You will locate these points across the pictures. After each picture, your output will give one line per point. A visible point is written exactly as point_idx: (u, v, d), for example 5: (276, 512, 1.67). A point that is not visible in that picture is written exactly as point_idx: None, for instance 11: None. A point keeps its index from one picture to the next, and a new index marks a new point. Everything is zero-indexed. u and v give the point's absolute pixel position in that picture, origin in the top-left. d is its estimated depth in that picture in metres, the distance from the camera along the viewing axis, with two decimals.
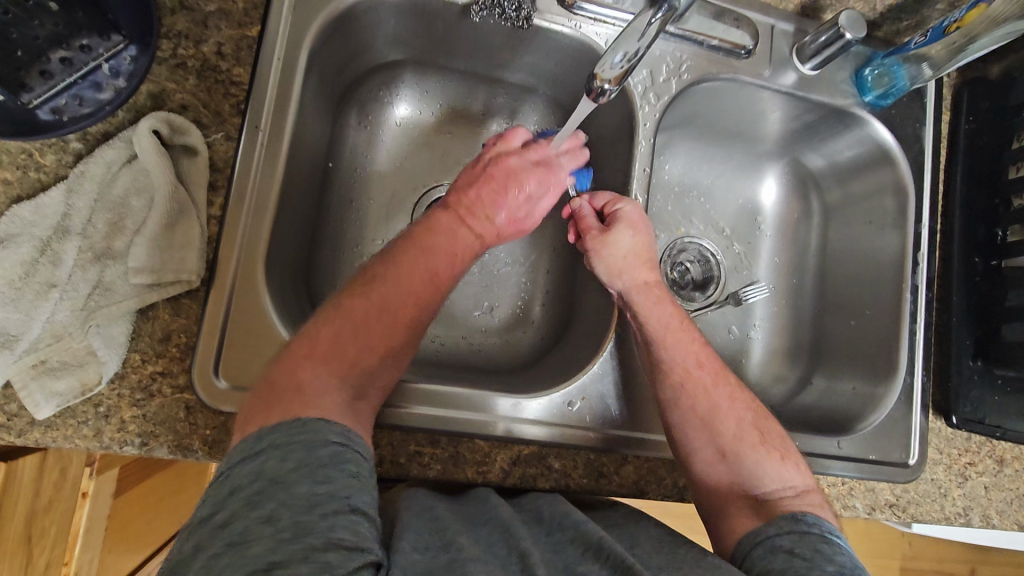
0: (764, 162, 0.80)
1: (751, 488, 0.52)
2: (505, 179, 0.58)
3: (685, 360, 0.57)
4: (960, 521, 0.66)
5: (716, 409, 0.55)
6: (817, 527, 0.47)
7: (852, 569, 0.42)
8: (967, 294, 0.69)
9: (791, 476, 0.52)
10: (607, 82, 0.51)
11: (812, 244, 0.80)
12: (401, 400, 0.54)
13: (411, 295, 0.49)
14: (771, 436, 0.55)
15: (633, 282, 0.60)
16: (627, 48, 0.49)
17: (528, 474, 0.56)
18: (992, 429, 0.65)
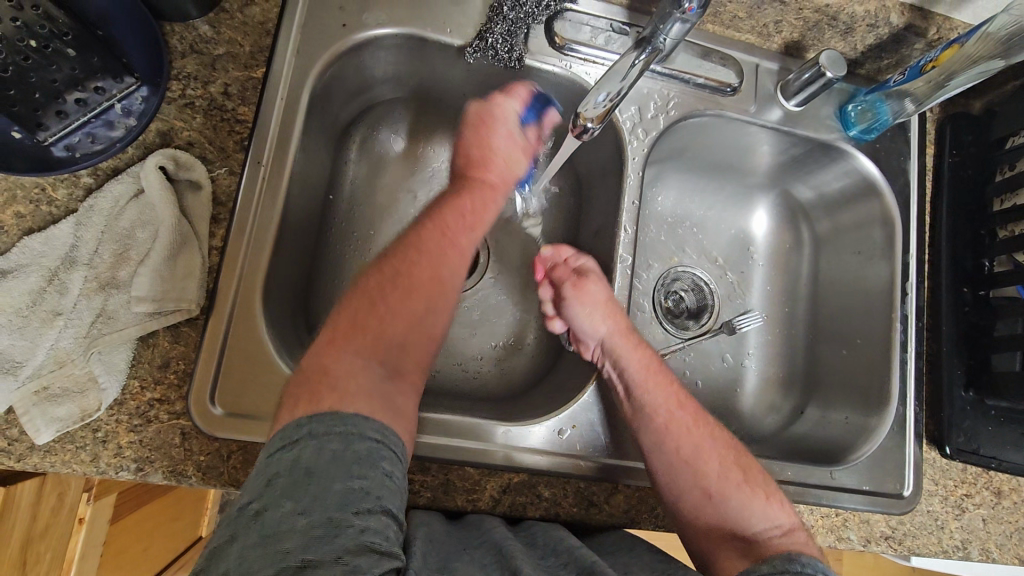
0: (755, 195, 0.82)
1: (742, 527, 0.54)
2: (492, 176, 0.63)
3: (665, 405, 0.59)
4: (959, 555, 0.65)
5: (701, 454, 0.57)
6: (810, 567, 0.46)
7: None
8: (956, 321, 0.69)
9: (777, 515, 0.54)
10: (589, 120, 0.54)
11: (804, 275, 0.81)
12: None
13: (434, 273, 0.53)
14: (755, 476, 0.57)
15: (615, 333, 0.61)
16: (610, 88, 0.52)
17: (517, 503, 0.56)
18: (988, 460, 0.65)
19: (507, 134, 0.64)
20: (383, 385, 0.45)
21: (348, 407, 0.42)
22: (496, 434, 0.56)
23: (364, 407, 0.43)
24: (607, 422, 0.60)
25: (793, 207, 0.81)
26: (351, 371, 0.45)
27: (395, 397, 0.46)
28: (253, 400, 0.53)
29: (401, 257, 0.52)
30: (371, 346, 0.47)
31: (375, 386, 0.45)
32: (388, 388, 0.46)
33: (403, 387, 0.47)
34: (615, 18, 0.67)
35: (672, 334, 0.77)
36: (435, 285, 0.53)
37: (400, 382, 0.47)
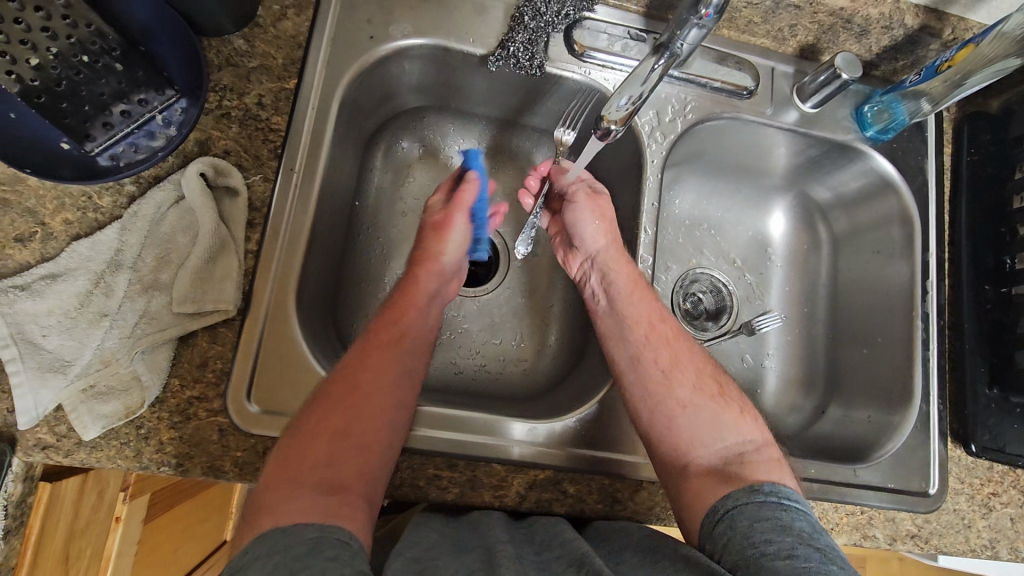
0: (772, 196, 0.83)
1: (711, 444, 0.55)
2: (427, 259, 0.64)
3: (648, 317, 0.62)
4: (986, 554, 0.65)
5: (679, 365, 0.60)
6: (773, 494, 0.50)
7: (809, 538, 0.45)
8: (978, 320, 0.69)
9: (748, 431, 0.57)
10: (613, 123, 0.55)
11: (823, 276, 0.81)
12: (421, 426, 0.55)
13: (372, 376, 0.52)
14: (729, 393, 0.60)
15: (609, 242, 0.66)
16: (631, 92, 0.53)
17: (543, 499, 0.57)
18: (1014, 457, 0.65)
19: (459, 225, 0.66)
20: (323, 500, 0.44)
21: (283, 520, 0.42)
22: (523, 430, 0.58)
23: (304, 514, 0.42)
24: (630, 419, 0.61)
25: (810, 207, 0.82)
26: (287, 488, 0.44)
27: (340, 510, 0.44)
28: (287, 396, 0.55)
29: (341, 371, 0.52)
30: (310, 467, 0.46)
31: (313, 501, 0.44)
32: (335, 503, 0.45)
33: (348, 499, 0.45)
34: (633, 25, 0.68)
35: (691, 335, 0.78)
36: (375, 388, 0.52)
37: (347, 493, 0.46)
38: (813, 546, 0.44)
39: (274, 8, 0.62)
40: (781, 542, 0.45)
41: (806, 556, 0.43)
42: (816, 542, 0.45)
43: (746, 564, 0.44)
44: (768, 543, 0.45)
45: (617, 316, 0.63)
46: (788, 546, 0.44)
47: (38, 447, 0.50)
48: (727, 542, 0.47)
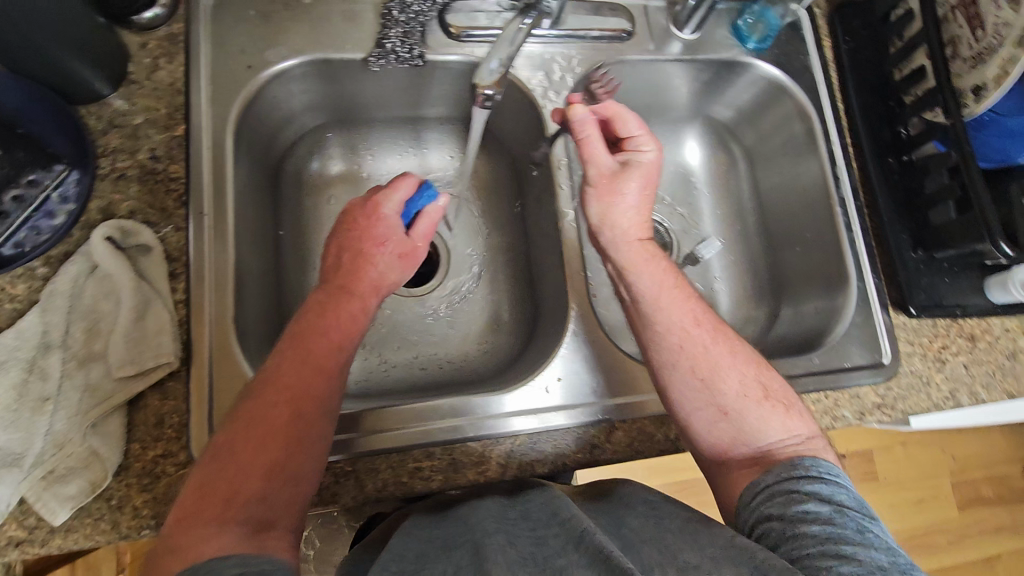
0: (680, 127, 0.86)
1: (757, 439, 0.55)
2: (355, 259, 0.60)
3: (681, 320, 0.59)
4: (951, 404, 0.68)
5: (720, 367, 0.57)
6: (816, 470, 0.51)
7: (846, 506, 0.47)
8: (890, 192, 0.72)
9: (796, 426, 0.55)
10: (488, 87, 0.56)
11: (745, 190, 0.85)
12: (387, 424, 0.57)
13: (295, 392, 0.50)
14: (776, 391, 0.57)
15: (635, 232, 0.63)
16: (504, 52, 0.55)
17: (526, 463, 0.58)
18: (953, 308, 0.70)
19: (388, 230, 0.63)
20: (246, 533, 0.43)
21: (202, 558, 0.40)
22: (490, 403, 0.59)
23: (221, 548, 0.41)
24: (586, 367, 0.63)
25: (717, 128, 0.85)
26: (206, 525, 0.43)
27: (265, 539, 0.43)
28: None
29: (258, 391, 0.50)
30: (232, 498, 0.44)
31: (236, 535, 0.43)
32: (259, 532, 0.44)
33: (274, 528, 0.45)
34: None
35: None
36: (301, 403, 0.50)
37: (274, 521, 0.45)
38: (851, 515, 0.46)
39: (145, 61, 0.63)
40: (819, 511, 0.47)
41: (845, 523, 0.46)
42: (855, 510, 0.47)
43: (784, 528, 0.47)
44: (807, 513, 0.47)
45: (651, 318, 0.59)
46: (825, 514, 0.47)
47: (12, 545, 0.49)
48: (769, 508, 0.50)
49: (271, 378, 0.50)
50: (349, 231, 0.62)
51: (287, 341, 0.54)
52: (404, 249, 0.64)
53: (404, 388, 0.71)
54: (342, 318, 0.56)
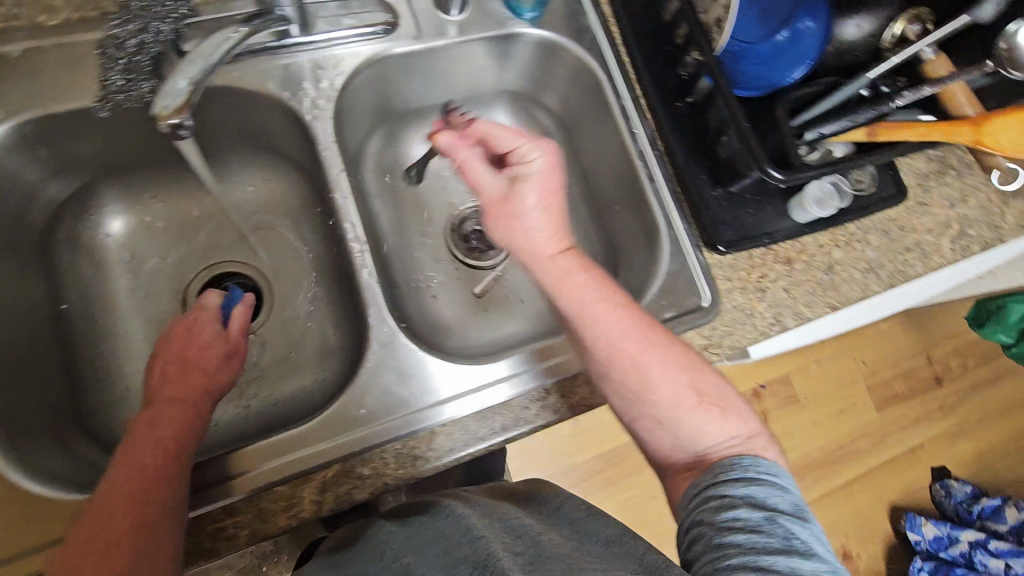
0: (489, 106, 0.83)
1: (695, 442, 0.53)
2: (179, 360, 0.59)
3: (608, 337, 0.55)
4: (777, 329, 0.70)
5: (648, 381, 0.54)
6: (753, 470, 0.49)
7: (779, 510, 0.46)
8: (683, 134, 0.72)
9: (732, 427, 0.54)
10: (173, 114, 0.48)
11: (564, 157, 0.84)
12: (241, 467, 0.54)
13: (147, 484, 0.47)
14: (710, 391, 0.55)
15: (550, 247, 0.58)
16: (192, 73, 0.49)
17: (342, 495, 0.55)
18: (761, 237, 0.70)
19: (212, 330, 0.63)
20: None
21: None
22: (291, 440, 0.56)
23: None
24: (398, 378, 0.60)
25: (522, 101, 0.83)
26: None
27: None
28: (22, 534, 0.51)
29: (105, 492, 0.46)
30: None
31: None
32: None
33: None
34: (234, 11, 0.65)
35: (481, 268, 0.82)
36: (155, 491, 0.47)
37: None
38: (782, 522, 0.45)
39: None
40: (749, 518, 0.45)
41: (774, 530, 0.44)
42: (786, 514, 0.46)
43: (713, 536, 0.45)
44: (736, 519, 0.45)
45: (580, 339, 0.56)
46: (754, 521, 0.45)
47: None
48: (705, 511, 0.48)
49: (120, 476, 0.47)
50: (168, 350, 0.60)
51: (128, 441, 0.51)
52: (228, 348, 0.63)
53: (241, 436, 0.68)
54: (176, 421, 0.53)
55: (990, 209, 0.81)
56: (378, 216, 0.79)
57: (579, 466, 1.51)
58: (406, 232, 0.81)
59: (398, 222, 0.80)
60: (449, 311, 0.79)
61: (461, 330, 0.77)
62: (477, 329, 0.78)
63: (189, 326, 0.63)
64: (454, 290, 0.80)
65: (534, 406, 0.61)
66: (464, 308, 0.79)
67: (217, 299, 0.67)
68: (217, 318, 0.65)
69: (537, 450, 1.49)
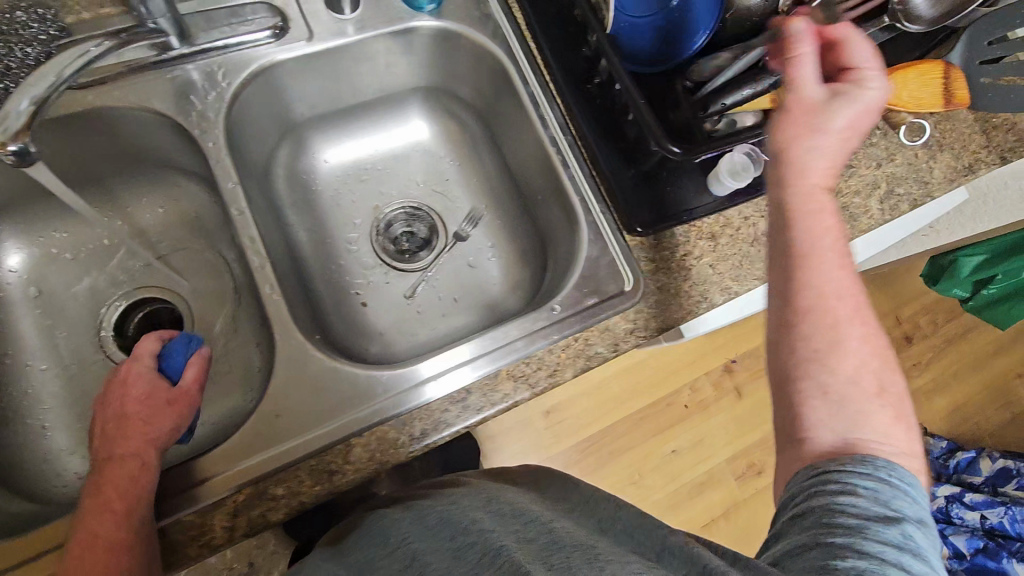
0: (403, 106, 0.82)
1: (845, 433, 0.47)
2: (121, 419, 0.53)
3: (836, 282, 0.51)
4: (704, 306, 0.68)
5: (841, 344, 0.49)
6: (881, 470, 0.44)
7: (903, 518, 0.42)
8: (593, 115, 0.70)
9: (896, 436, 0.47)
10: (13, 139, 0.46)
11: (485, 150, 0.83)
12: (202, 474, 0.54)
13: (112, 541, 0.47)
14: (890, 393, 0.49)
15: (818, 179, 0.54)
16: (37, 91, 0.47)
17: (255, 518, 0.54)
18: (678, 215, 0.69)
19: (146, 380, 0.56)
20: None
21: None
22: (224, 455, 0.54)
23: None
24: (308, 391, 0.58)
25: (437, 96, 0.82)
26: None
27: None
28: None
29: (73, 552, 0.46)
30: None
31: None
32: None
33: None
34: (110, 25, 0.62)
35: (408, 271, 0.80)
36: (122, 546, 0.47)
37: None
38: (902, 528, 0.41)
39: None
40: (864, 509, 0.42)
41: (889, 529, 0.41)
42: (905, 518, 0.42)
43: (822, 514, 0.42)
44: (851, 508, 0.42)
45: (797, 264, 0.51)
46: (870, 514, 0.41)
47: None
48: (817, 490, 0.44)
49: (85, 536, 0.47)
50: (103, 409, 0.54)
51: (89, 493, 0.50)
52: (170, 397, 0.56)
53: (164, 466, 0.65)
54: (118, 484, 0.49)
55: (917, 165, 0.79)
56: (295, 227, 0.77)
57: (558, 456, 1.49)
58: (329, 239, 0.79)
59: (319, 230, 0.79)
60: (379, 317, 0.77)
61: (390, 335, 0.76)
62: (407, 334, 0.76)
63: (120, 381, 0.55)
64: (382, 294, 0.78)
65: (453, 408, 0.59)
66: (395, 312, 0.77)
67: (154, 346, 0.58)
68: (152, 366, 0.57)
69: (512, 445, 1.48)
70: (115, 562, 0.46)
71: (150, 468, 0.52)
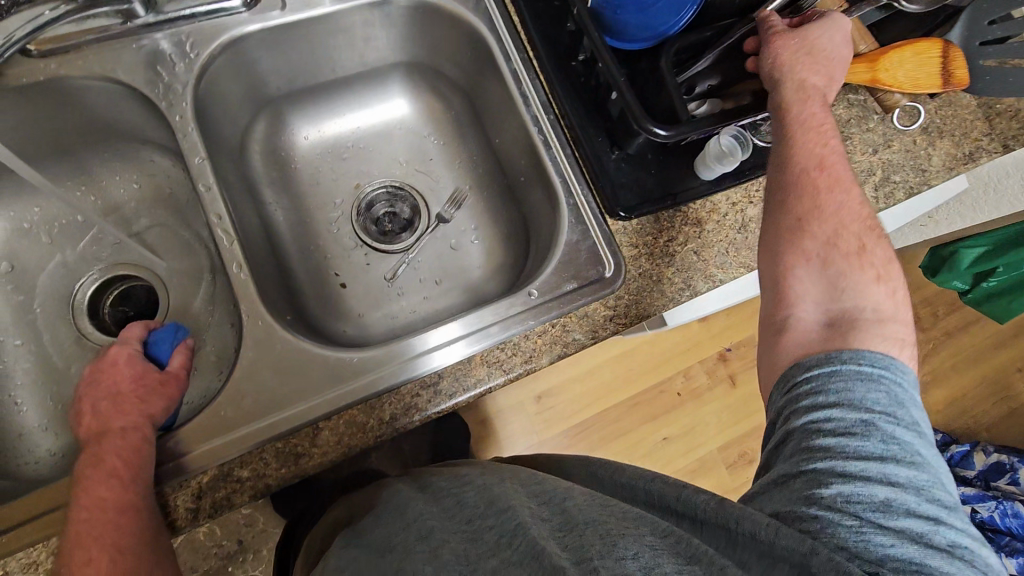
0: (386, 83, 0.80)
1: (822, 302, 0.53)
2: (111, 399, 0.54)
3: (814, 165, 0.56)
4: (687, 294, 0.66)
5: (824, 210, 0.55)
6: (859, 367, 0.47)
7: (880, 411, 0.44)
8: (578, 95, 0.68)
9: (876, 294, 0.52)
10: None
11: (469, 129, 0.80)
12: (182, 449, 0.53)
13: (115, 508, 0.47)
14: (871, 257, 0.54)
15: (812, 83, 0.58)
16: None
17: (218, 500, 0.52)
18: (665, 200, 0.67)
19: (134, 363, 0.57)
20: None
21: None
22: (197, 432, 0.54)
23: None
24: (275, 373, 0.56)
25: (420, 72, 0.80)
26: None
27: None
28: None
29: (78, 524, 0.46)
30: None
31: None
32: None
33: None
34: None
35: (389, 251, 0.78)
36: (127, 510, 0.48)
37: None
38: (879, 427, 0.43)
39: None
40: (839, 421, 0.44)
41: (867, 434, 0.43)
42: (884, 417, 0.44)
43: (802, 439, 0.45)
44: (827, 423, 0.44)
45: (784, 152, 0.58)
46: (845, 423, 0.44)
47: None
48: (795, 406, 0.47)
49: (88, 510, 0.47)
50: (94, 389, 0.55)
51: (83, 473, 0.50)
52: (159, 376, 0.58)
53: None
54: (121, 453, 0.50)
55: (915, 152, 0.75)
56: (273, 205, 0.75)
57: (550, 442, 1.49)
58: (309, 218, 0.77)
59: (298, 209, 0.77)
60: (358, 298, 0.75)
61: (367, 317, 0.74)
62: (387, 317, 0.74)
63: (109, 361, 0.57)
64: (361, 275, 0.76)
65: (425, 393, 0.58)
66: (374, 293, 0.75)
67: (139, 329, 0.61)
68: (139, 351, 0.59)
69: (503, 431, 1.47)
70: (126, 522, 0.47)
71: (150, 440, 0.52)
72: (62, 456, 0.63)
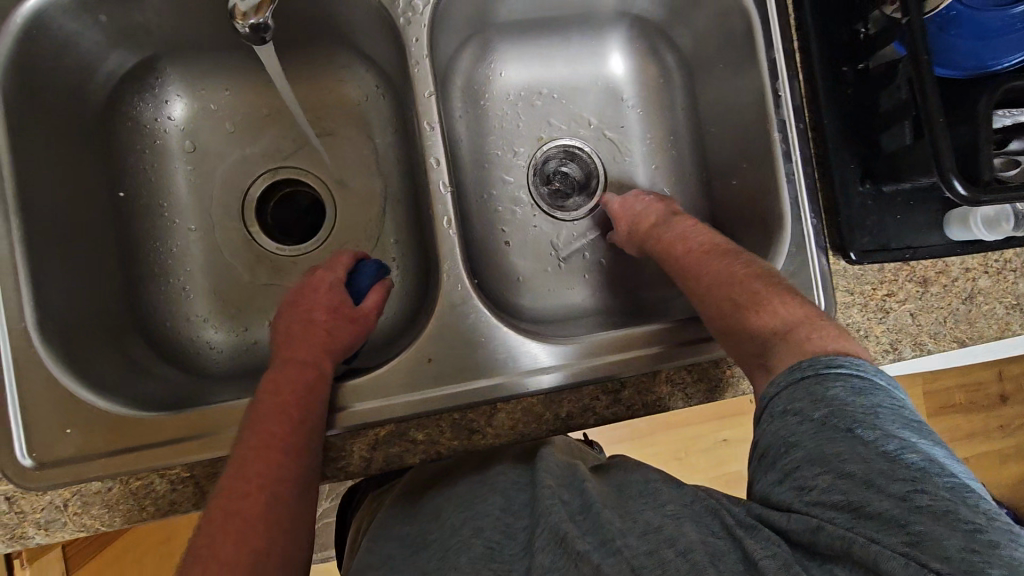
0: (603, 32, 0.72)
1: (755, 344, 0.48)
2: (303, 328, 0.53)
3: (701, 272, 0.55)
4: (890, 357, 0.60)
5: (706, 284, 0.54)
6: (811, 368, 0.43)
7: (859, 390, 0.41)
8: (839, 107, 0.61)
9: (780, 318, 0.48)
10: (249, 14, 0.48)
11: (680, 105, 0.71)
12: (358, 398, 0.52)
13: (281, 439, 0.46)
14: (755, 290, 0.51)
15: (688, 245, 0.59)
16: None
17: (392, 455, 0.53)
18: (902, 252, 0.60)
19: (329, 293, 0.56)
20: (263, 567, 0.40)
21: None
22: (377, 385, 0.53)
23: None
24: (461, 341, 0.54)
25: (644, 29, 0.71)
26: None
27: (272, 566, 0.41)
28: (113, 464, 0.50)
29: (245, 442, 0.46)
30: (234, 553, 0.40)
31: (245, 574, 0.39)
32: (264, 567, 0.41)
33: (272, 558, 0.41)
34: None
35: (561, 220, 0.72)
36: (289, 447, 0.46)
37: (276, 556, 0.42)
38: (864, 406, 0.40)
39: None
40: (825, 414, 0.40)
41: (836, 437, 0.39)
42: (850, 410, 0.40)
43: (790, 442, 0.41)
44: (807, 420, 0.41)
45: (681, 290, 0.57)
46: (829, 415, 0.40)
47: None
48: (773, 418, 0.43)
49: (256, 432, 0.47)
50: (292, 310, 0.55)
51: (261, 393, 0.50)
52: (347, 313, 0.55)
53: None
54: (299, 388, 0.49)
55: None
56: (458, 144, 0.70)
57: None
58: (486, 163, 0.72)
59: (477, 153, 0.71)
60: (519, 262, 0.71)
61: (531, 285, 0.70)
62: (546, 292, 0.70)
63: (313, 286, 0.56)
64: (527, 238, 0.71)
65: (604, 398, 0.55)
66: (535, 261, 0.71)
67: (348, 257, 0.59)
68: (344, 278, 0.58)
69: None
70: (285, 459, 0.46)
71: (325, 378, 0.51)
72: (224, 353, 0.63)
